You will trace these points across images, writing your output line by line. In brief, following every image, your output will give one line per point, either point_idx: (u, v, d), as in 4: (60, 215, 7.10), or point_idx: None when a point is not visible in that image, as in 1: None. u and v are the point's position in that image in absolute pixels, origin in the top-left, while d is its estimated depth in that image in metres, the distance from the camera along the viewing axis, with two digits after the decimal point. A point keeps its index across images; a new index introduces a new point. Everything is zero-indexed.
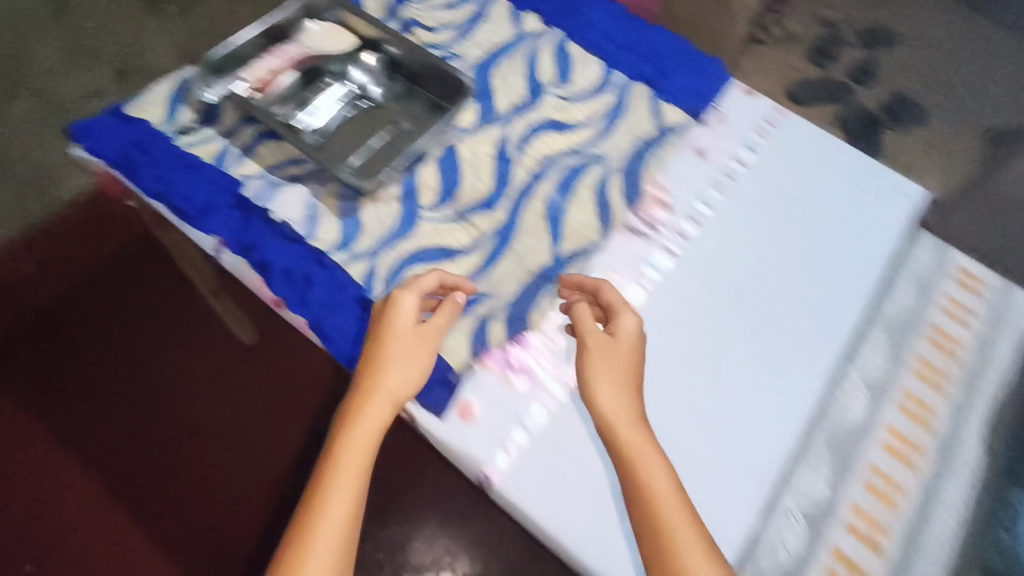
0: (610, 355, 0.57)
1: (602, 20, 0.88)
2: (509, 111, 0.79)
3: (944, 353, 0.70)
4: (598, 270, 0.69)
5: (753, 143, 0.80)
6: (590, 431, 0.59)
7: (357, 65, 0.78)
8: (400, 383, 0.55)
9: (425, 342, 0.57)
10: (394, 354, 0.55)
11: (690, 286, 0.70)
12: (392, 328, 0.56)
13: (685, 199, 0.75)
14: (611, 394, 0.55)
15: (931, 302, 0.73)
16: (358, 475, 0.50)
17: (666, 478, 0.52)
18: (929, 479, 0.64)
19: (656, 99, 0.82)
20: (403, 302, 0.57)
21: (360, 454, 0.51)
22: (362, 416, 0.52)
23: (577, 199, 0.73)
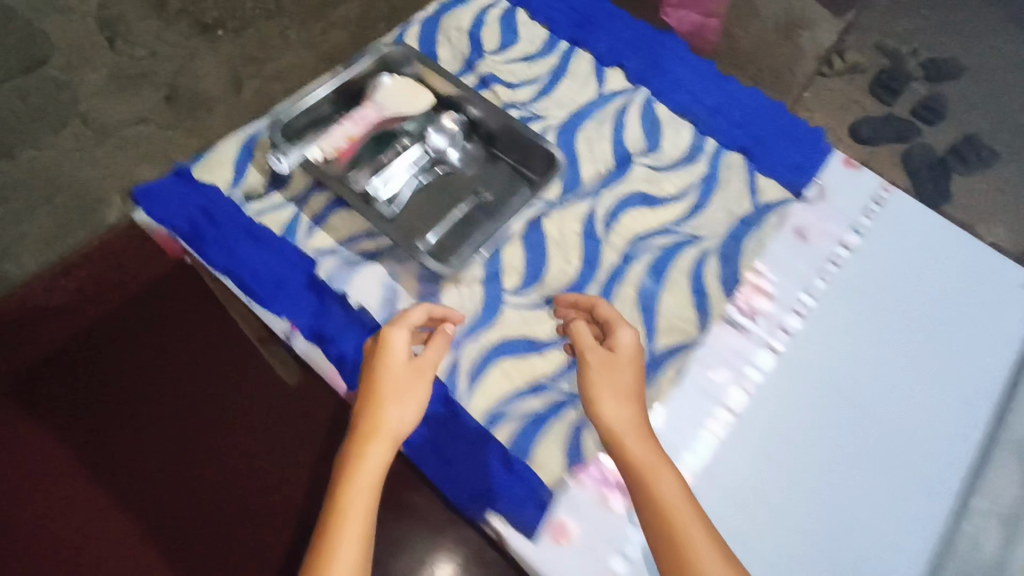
0: (611, 367, 0.53)
1: (690, 78, 0.82)
2: (595, 181, 0.73)
3: None
4: (698, 368, 0.63)
5: (856, 223, 0.75)
6: None
7: (437, 125, 0.71)
8: (399, 422, 0.50)
9: (420, 375, 0.53)
10: (390, 391, 0.51)
11: (799, 389, 0.65)
12: (384, 364, 0.52)
13: (787, 288, 0.70)
14: (615, 405, 0.51)
15: None
16: (364, 524, 0.45)
17: (681, 495, 0.47)
18: None
19: (751, 171, 0.77)
20: (393, 332, 0.53)
21: (364, 500, 0.46)
22: (362, 460, 0.48)
23: (672, 285, 0.68)
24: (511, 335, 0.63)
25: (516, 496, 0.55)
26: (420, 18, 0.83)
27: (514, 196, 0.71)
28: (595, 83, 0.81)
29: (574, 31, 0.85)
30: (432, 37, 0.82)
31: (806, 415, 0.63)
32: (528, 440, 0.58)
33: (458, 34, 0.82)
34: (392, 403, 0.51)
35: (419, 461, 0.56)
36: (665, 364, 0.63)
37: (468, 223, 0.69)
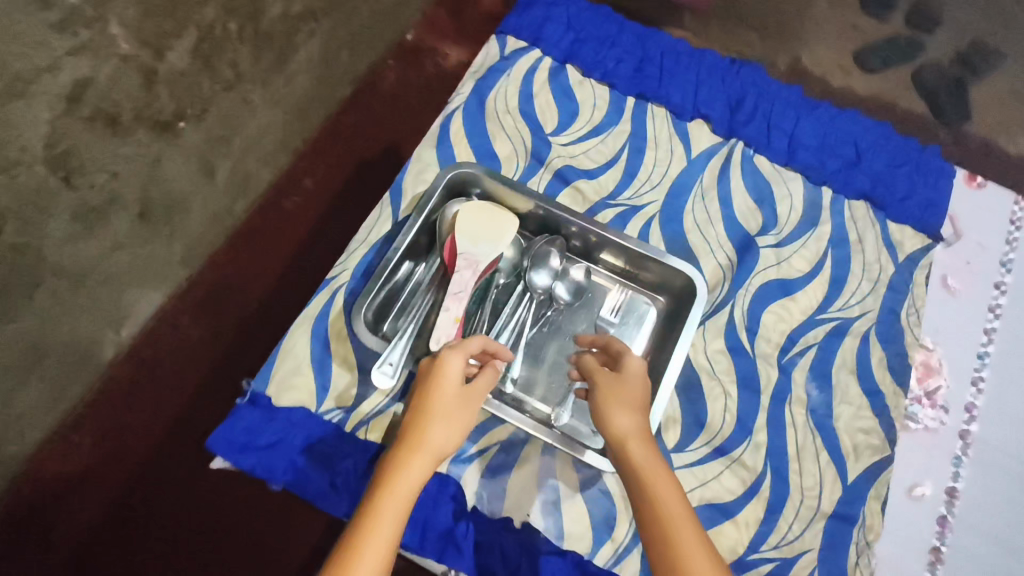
0: (619, 391, 0.47)
1: (782, 113, 0.71)
2: (720, 279, 0.63)
3: None
4: (899, 491, 0.57)
5: (1005, 259, 0.67)
6: None
7: (535, 259, 0.58)
8: (443, 442, 0.44)
9: (470, 406, 0.47)
10: (437, 409, 0.45)
11: (1012, 481, 0.58)
12: (433, 386, 0.46)
13: (957, 359, 0.62)
14: (625, 417, 0.45)
15: None
16: (394, 532, 0.37)
17: (681, 500, 0.39)
18: None
19: (881, 219, 0.67)
20: (449, 356, 0.48)
21: (399, 506, 0.38)
22: (404, 468, 0.41)
23: (841, 393, 0.60)
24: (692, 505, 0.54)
25: None
26: (460, 105, 0.68)
27: (643, 333, 0.59)
28: (680, 146, 0.69)
29: (638, 83, 0.71)
30: (482, 127, 0.67)
31: None
32: None
33: (511, 117, 0.68)
34: (439, 422, 0.45)
35: None
36: (866, 495, 0.56)
37: None
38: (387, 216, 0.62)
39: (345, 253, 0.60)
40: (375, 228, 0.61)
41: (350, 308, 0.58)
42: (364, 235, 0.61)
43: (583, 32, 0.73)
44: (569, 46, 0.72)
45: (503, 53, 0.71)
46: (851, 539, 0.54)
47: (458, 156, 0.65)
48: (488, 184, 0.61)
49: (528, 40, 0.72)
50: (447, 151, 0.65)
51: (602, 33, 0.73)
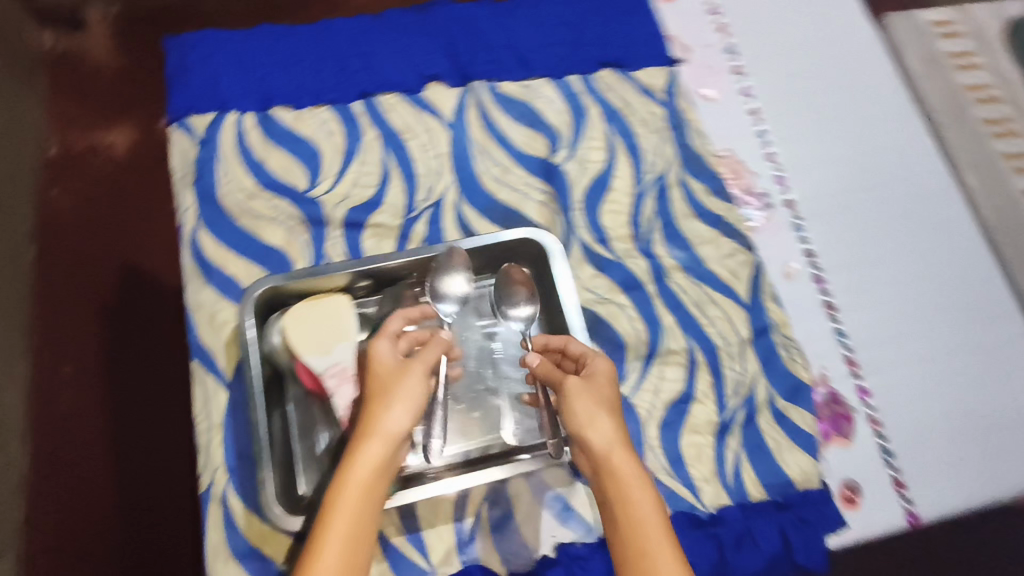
0: (588, 389, 0.45)
1: (491, 33, 0.69)
2: (550, 215, 0.62)
3: (991, 105, 0.73)
4: (780, 280, 0.63)
5: (727, 45, 0.73)
6: (938, 480, 0.59)
7: (436, 296, 0.53)
8: (398, 423, 0.42)
9: (414, 369, 0.44)
10: (378, 388, 0.43)
11: (838, 215, 0.67)
12: (374, 370, 0.45)
13: (748, 146, 0.68)
14: (600, 422, 0.43)
15: (943, 64, 0.75)
16: (350, 522, 0.39)
17: (658, 509, 0.40)
18: None
19: (627, 75, 0.70)
20: (375, 342, 0.46)
21: (350, 505, 0.39)
22: (356, 457, 0.40)
23: (696, 239, 0.64)
24: (662, 416, 0.57)
25: (824, 516, 0.55)
26: (196, 222, 0.58)
27: None
28: (431, 119, 0.65)
29: (351, 86, 0.65)
30: (238, 230, 0.58)
31: (861, 232, 0.66)
32: (769, 467, 0.56)
33: (259, 200, 0.59)
34: (395, 401, 0.43)
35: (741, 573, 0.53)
36: (764, 301, 0.62)
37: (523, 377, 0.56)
38: (215, 388, 0.53)
39: (204, 457, 0.51)
40: (212, 410, 0.52)
41: (256, 504, 0.50)
42: (206, 425, 0.52)
43: (261, 67, 0.64)
44: (258, 89, 0.63)
45: (197, 139, 0.60)
46: (778, 340, 0.61)
47: (237, 276, 0.56)
48: (293, 287, 0.53)
49: (212, 110, 0.62)
50: (222, 279, 0.56)
51: (280, 57, 0.65)
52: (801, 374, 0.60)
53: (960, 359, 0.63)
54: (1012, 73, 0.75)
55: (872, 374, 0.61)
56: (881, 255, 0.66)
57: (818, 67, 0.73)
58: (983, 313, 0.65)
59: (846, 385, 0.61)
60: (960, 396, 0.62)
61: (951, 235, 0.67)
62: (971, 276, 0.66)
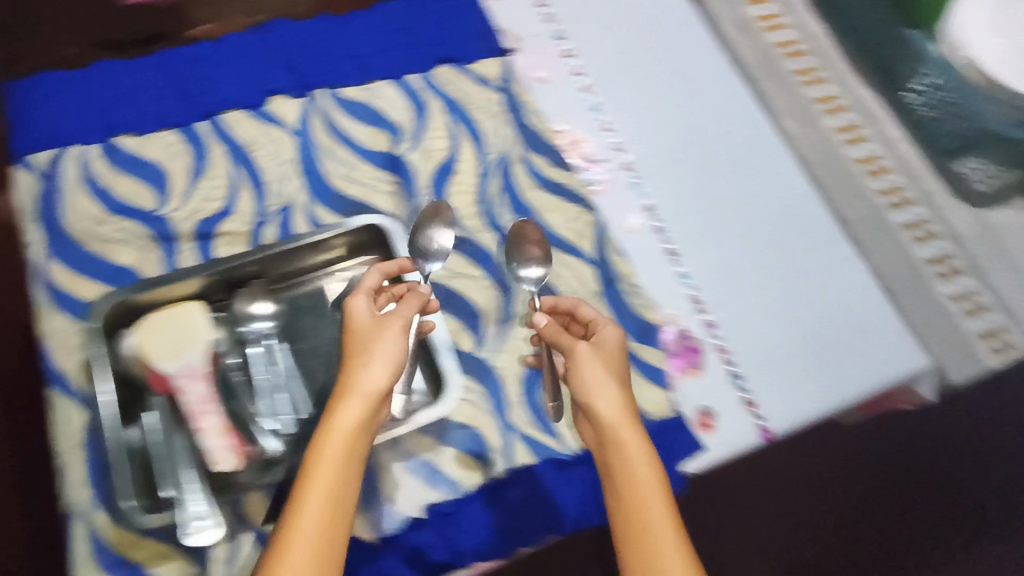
0: (599, 357, 0.53)
1: (329, 44, 0.73)
2: (399, 202, 0.66)
3: (796, 59, 0.80)
4: (622, 234, 0.68)
5: (555, 33, 0.79)
6: (785, 394, 0.63)
7: (423, 255, 0.61)
8: (373, 378, 0.47)
9: (386, 327, 0.50)
10: (356, 347, 0.49)
11: (671, 171, 0.73)
12: (354, 330, 0.50)
13: (583, 119, 0.74)
14: (607, 394, 0.51)
15: (752, 26, 0.82)
16: (335, 475, 0.43)
17: (655, 479, 0.47)
18: (888, 150, 0.76)
19: (463, 68, 0.74)
20: (352, 299, 0.52)
21: (336, 456, 0.44)
22: (339, 413, 0.45)
23: (540, 206, 0.68)
24: (521, 372, 0.60)
25: (675, 443, 0.60)
26: (45, 254, 0.59)
27: None
28: (275, 130, 0.68)
29: (194, 107, 0.67)
30: (88, 256, 0.60)
31: (693, 184, 0.72)
32: None
33: (108, 224, 0.61)
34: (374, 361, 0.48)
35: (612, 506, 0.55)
36: (609, 254, 0.66)
37: None
38: (72, 411, 0.54)
39: (65, 478, 0.52)
40: (70, 432, 0.53)
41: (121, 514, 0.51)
42: (65, 447, 0.53)
43: (101, 100, 0.66)
44: (100, 121, 0.65)
45: (40, 176, 0.62)
46: (623, 289, 0.65)
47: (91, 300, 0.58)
48: (145, 298, 0.55)
49: (53, 147, 0.63)
50: (76, 304, 0.58)
51: (119, 89, 0.67)
52: (646, 316, 0.65)
53: (796, 283, 0.68)
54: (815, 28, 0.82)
55: (717, 308, 0.66)
56: (715, 201, 0.71)
57: (640, 43, 0.80)
58: (808, 241, 0.71)
59: (693, 320, 0.65)
60: (798, 316, 0.67)
61: (776, 177, 0.74)
62: (798, 211, 0.72)
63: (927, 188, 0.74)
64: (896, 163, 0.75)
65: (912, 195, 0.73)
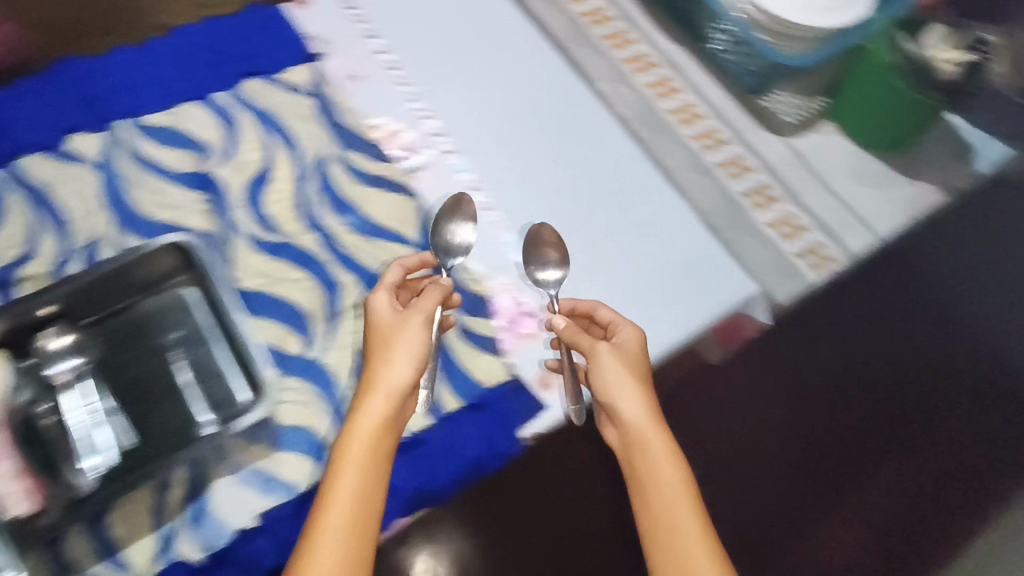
0: (617, 357, 0.58)
1: (127, 72, 0.71)
2: (213, 219, 0.65)
3: (604, 24, 0.84)
4: (445, 214, 0.68)
5: (364, 31, 0.79)
6: None
7: (443, 249, 0.66)
8: (396, 376, 0.53)
9: (408, 324, 0.56)
10: (378, 345, 0.55)
11: (492, 147, 0.74)
12: (377, 329, 0.56)
13: (399, 111, 0.75)
14: (628, 396, 0.56)
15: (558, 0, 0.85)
16: (362, 470, 0.49)
17: (682, 480, 0.53)
18: (700, 98, 0.80)
19: (271, 80, 0.74)
20: (372, 297, 0.58)
21: (360, 450, 0.50)
22: (366, 410, 0.51)
23: (361, 201, 0.68)
24: (354, 364, 0.60)
25: (513, 409, 0.60)
26: None
27: (192, 305, 0.59)
28: (76, 168, 0.66)
29: None
30: None
31: (514, 156, 0.74)
32: (461, 382, 0.62)
33: None
34: (393, 359, 0.54)
35: (450, 479, 0.58)
36: (434, 236, 0.67)
37: (201, 369, 0.57)
38: None
39: None
40: None
41: None
42: None
43: None
44: None
45: None
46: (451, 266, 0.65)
47: None
48: None
49: None
50: None
51: None
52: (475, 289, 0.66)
53: (624, 235, 0.71)
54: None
55: (548, 274, 0.68)
56: (541, 169, 0.73)
57: (451, 29, 0.81)
58: (631, 194, 0.73)
59: (525, 287, 0.67)
60: (629, 268, 0.69)
61: (598, 136, 0.76)
62: (621, 165, 0.75)
63: (739, 127, 0.78)
64: (708, 109, 0.80)
65: (726, 135, 0.78)
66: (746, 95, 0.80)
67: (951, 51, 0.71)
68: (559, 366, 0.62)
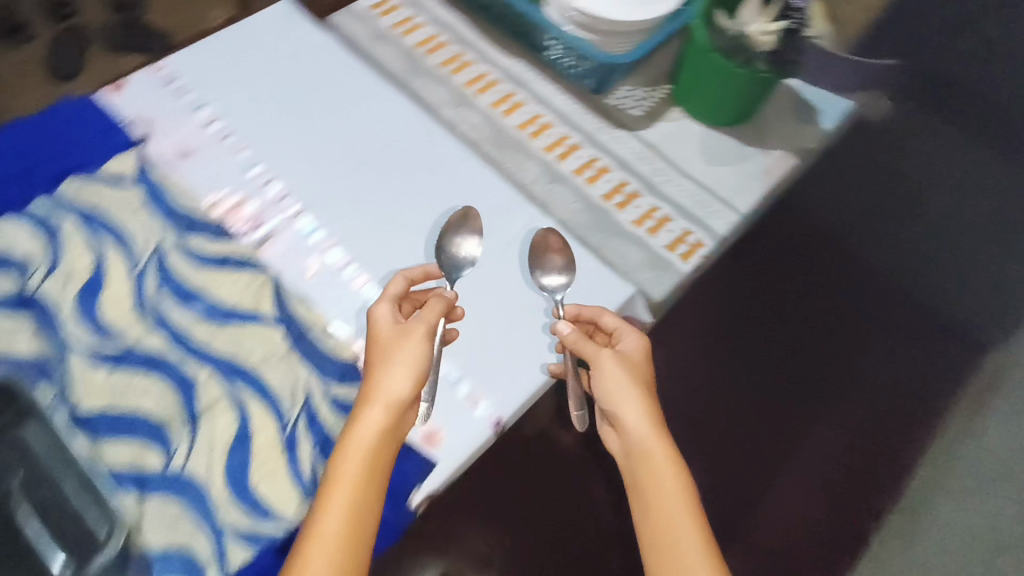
0: (622, 365, 0.61)
1: None
2: (41, 342, 0.59)
3: (439, 52, 0.84)
4: (300, 280, 0.66)
5: (188, 104, 0.75)
6: (505, 379, 0.63)
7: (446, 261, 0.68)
8: (394, 389, 0.55)
9: (408, 336, 0.57)
10: (378, 356, 0.57)
11: (343, 199, 0.71)
12: (378, 340, 0.58)
13: (238, 181, 0.71)
14: (629, 406, 0.59)
15: (390, 38, 0.85)
16: (354, 480, 0.52)
17: (682, 488, 0.57)
18: (546, 107, 0.81)
19: (91, 175, 0.68)
20: (374, 310, 0.60)
21: (353, 462, 0.52)
22: (362, 422, 0.54)
23: (209, 286, 0.63)
24: (222, 467, 0.55)
25: (408, 469, 0.58)
26: None
27: (33, 442, 0.51)
28: None
29: None
30: None
31: (367, 203, 0.71)
32: None
33: None
34: (391, 372, 0.56)
35: None
36: (290, 306, 0.63)
37: (54, 511, 0.49)
38: None
39: None
40: None
41: None
42: None
43: None
44: None
45: None
46: (314, 334, 0.62)
47: None
48: None
49: None
50: None
51: None
52: (344, 354, 0.62)
53: (491, 262, 0.69)
54: (449, 16, 0.86)
55: None
56: (398, 211, 0.71)
57: (282, 85, 0.78)
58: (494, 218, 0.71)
59: None
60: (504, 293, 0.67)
61: (451, 164, 0.75)
62: (479, 190, 0.73)
63: (590, 130, 0.79)
64: (557, 116, 0.80)
65: (578, 139, 0.78)
66: (592, 95, 0.82)
67: (765, 23, 0.72)
68: (563, 370, 0.64)
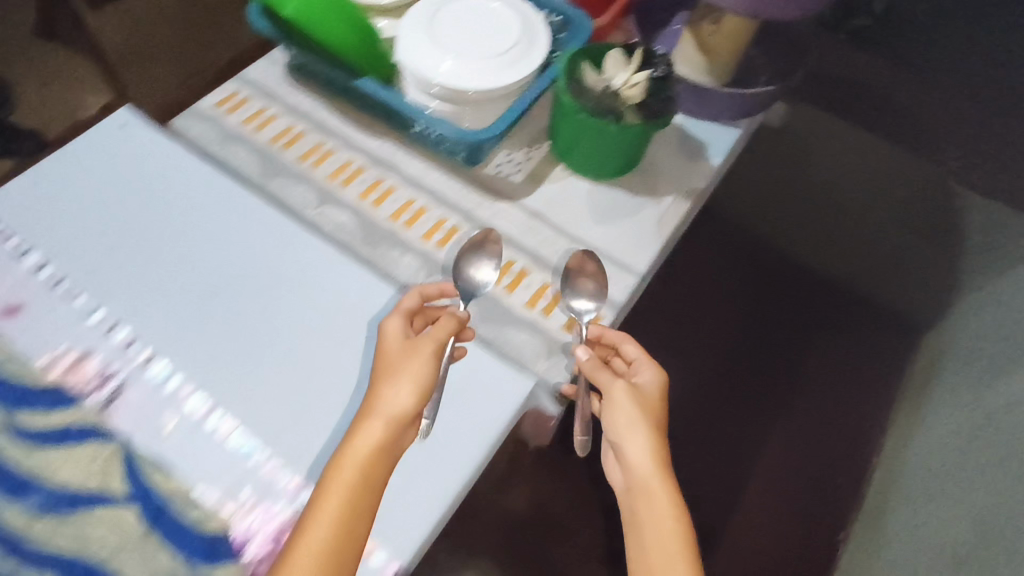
0: (636, 399, 0.60)
1: None
2: None
3: (298, 144, 0.78)
4: (158, 441, 0.58)
5: (11, 250, 0.66)
6: (403, 512, 0.56)
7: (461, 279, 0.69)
8: (397, 403, 0.56)
9: (412, 351, 0.59)
10: (384, 370, 0.58)
11: (202, 333, 0.64)
12: (384, 351, 0.59)
13: (78, 335, 0.63)
14: (633, 438, 0.58)
15: (243, 137, 0.78)
16: (347, 494, 0.52)
17: (678, 532, 0.55)
18: (419, 191, 0.76)
19: None
20: (385, 324, 0.61)
21: (348, 475, 0.53)
22: (363, 434, 0.54)
23: (45, 468, 0.54)
24: None
25: None
26: None
27: None
28: None
29: None
30: None
31: (231, 333, 0.64)
32: None
33: None
34: (395, 386, 0.57)
35: None
36: (145, 478, 0.55)
37: None
38: None
39: None
40: None
41: None
42: None
43: None
44: None
45: None
46: (176, 507, 0.55)
47: None
48: None
49: None
50: None
51: None
52: (211, 524, 0.55)
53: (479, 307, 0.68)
54: (305, 104, 0.81)
55: (295, 466, 0.58)
56: (266, 335, 0.64)
57: (122, 209, 0.70)
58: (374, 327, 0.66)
59: (273, 494, 0.57)
60: None
61: (320, 271, 0.68)
62: (355, 297, 0.67)
63: (468, 209, 0.75)
64: (432, 199, 0.75)
65: (456, 221, 0.74)
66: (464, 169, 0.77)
67: (630, 78, 0.68)
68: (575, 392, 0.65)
